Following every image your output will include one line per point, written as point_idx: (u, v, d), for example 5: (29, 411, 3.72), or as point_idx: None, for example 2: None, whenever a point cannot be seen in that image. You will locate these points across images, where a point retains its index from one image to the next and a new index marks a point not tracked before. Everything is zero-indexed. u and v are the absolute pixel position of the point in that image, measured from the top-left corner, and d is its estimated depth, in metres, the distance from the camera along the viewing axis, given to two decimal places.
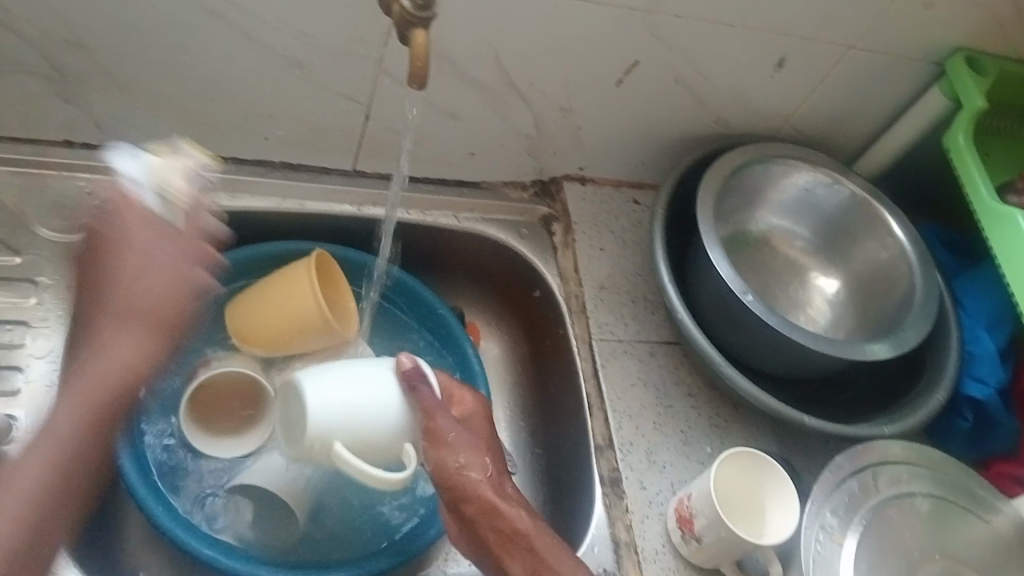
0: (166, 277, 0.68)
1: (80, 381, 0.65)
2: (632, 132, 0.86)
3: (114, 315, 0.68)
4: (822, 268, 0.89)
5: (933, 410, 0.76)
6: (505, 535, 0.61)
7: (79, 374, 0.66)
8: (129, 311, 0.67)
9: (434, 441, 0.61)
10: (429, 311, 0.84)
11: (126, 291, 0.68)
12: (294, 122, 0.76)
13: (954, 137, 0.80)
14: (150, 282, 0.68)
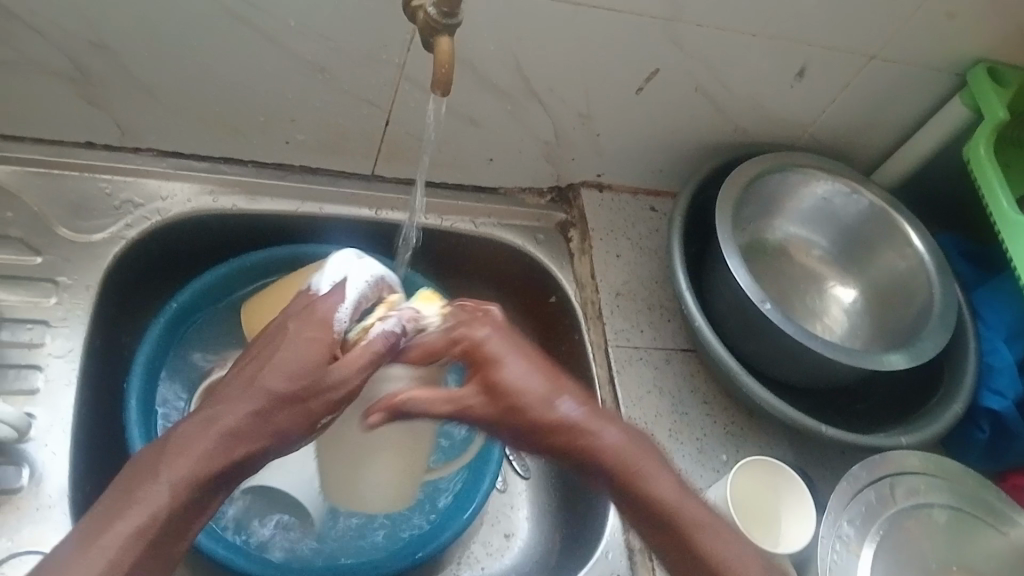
0: (319, 325, 0.51)
1: (190, 437, 0.48)
2: (651, 139, 0.86)
3: (246, 381, 0.50)
4: (839, 277, 0.89)
5: (951, 421, 0.75)
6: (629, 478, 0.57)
7: (194, 422, 0.49)
8: (268, 380, 0.49)
9: (481, 399, 0.55)
10: None
11: (271, 358, 0.50)
12: (315, 126, 0.77)
13: (975, 148, 0.80)
14: (303, 348, 0.50)
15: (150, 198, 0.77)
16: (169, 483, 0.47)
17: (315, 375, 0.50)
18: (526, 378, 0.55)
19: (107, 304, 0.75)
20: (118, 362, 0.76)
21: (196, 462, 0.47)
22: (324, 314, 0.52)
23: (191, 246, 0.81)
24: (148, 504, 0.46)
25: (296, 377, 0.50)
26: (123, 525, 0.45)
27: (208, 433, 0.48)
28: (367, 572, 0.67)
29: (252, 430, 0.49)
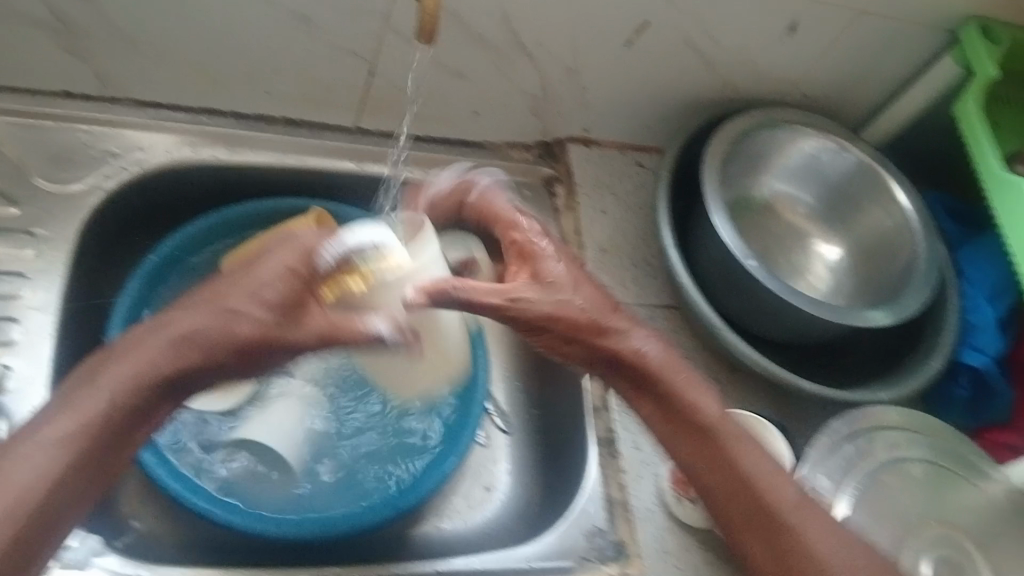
0: (295, 257, 0.55)
1: (150, 345, 0.52)
2: (638, 94, 0.85)
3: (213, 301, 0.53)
4: (825, 235, 0.89)
5: (930, 377, 0.76)
6: (665, 397, 0.63)
7: (160, 328, 0.53)
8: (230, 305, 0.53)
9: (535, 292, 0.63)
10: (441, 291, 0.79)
11: (241, 285, 0.54)
12: (297, 76, 0.76)
13: (964, 105, 0.79)
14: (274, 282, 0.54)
15: (129, 149, 0.76)
16: (115, 387, 0.50)
17: (272, 309, 0.53)
18: (586, 289, 0.64)
19: (87, 256, 0.74)
20: (99, 315, 0.76)
21: (148, 366, 0.51)
22: (305, 245, 0.56)
23: (172, 198, 0.80)
24: (82, 414, 0.49)
25: (255, 304, 0.53)
26: (69, 420, 0.49)
27: (167, 343, 0.52)
28: (350, 525, 0.66)
29: (208, 352, 0.52)
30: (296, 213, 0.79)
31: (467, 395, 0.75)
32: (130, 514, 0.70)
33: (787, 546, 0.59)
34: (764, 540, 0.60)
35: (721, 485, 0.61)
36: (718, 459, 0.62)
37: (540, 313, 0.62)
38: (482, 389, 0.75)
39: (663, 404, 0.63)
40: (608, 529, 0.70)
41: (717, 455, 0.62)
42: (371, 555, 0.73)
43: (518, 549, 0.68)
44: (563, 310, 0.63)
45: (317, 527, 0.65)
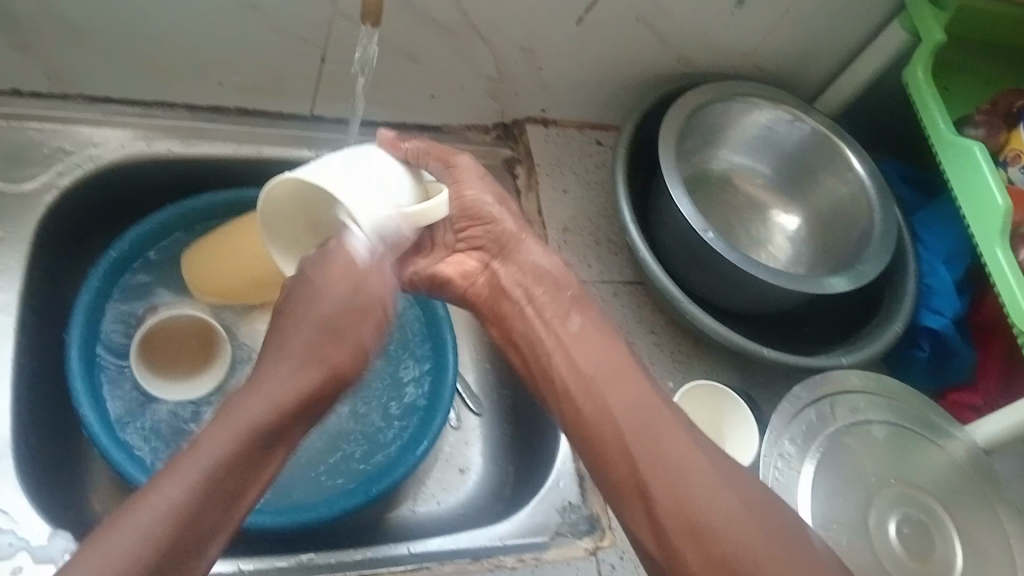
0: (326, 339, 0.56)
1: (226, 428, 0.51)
2: (593, 73, 0.86)
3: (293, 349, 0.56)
4: (782, 205, 0.90)
5: (891, 341, 0.77)
6: (497, 317, 0.67)
7: None
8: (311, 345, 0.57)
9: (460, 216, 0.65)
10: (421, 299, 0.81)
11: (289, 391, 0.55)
12: (250, 65, 0.75)
13: (912, 72, 0.80)
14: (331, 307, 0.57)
15: (82, 145, 0.75)
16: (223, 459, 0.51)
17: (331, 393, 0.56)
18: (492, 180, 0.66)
19: (45, 254, 0.74)
20: (57, 317, 0.75)
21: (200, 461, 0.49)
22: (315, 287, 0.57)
23: (126, 193, 0.79)
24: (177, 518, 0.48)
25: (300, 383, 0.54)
26: (174, 484, 0.49)
27: (261, 405, 0.53)
28: (328, 510, 0.66)
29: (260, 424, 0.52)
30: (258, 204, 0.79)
31: (439, 337, 0.79)
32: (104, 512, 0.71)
33: (650, 434, 0.56)
34: (619, 435, 0.57)
35: (577, 394, 0.60)
36: (568, 351, 0.62)
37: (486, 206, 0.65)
38: (449, 337, 0.78)
39: (536, 309, 0.65)
40: (580, 504, 0.71)
41: (584, 357, 0.61)
42: (347, 540, 0.73)
43: (494, 527, 0.69)
44: (489, 204, 0.65)
45: (291, 517, 0.65)
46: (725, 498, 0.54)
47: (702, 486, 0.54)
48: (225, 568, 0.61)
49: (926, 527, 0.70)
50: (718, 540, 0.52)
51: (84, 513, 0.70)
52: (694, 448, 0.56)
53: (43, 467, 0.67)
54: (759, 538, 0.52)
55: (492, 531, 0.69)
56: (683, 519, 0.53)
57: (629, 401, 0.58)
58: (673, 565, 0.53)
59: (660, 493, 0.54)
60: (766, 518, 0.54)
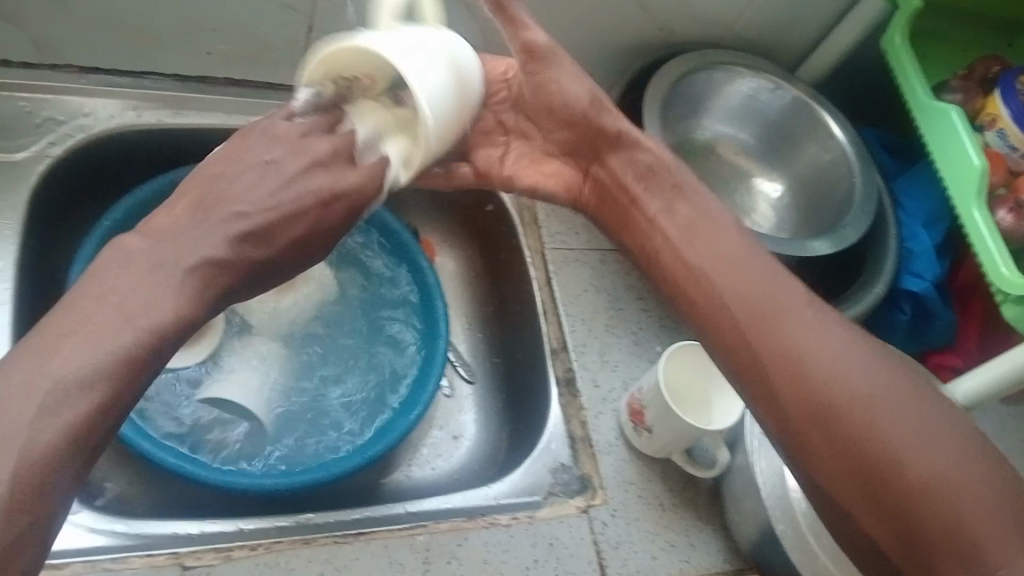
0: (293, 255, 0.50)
1: None
2: (577, 41, 0.86)
3: (202, 223, 0.46)
4: (764, 172, 0.92)
5: (872, 302, 0.79)
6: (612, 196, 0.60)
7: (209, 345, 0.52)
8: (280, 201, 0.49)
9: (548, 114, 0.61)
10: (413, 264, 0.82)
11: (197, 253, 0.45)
12: (238, 35, 0.76)
13: (891, 39, 0.81)
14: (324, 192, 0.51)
15: (72, 115, 0.75)
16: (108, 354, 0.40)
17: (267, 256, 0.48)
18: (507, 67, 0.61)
19: (36, 225, 0.74)
20: (50, 287, 0.75)
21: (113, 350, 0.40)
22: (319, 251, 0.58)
23: (116, 163, 0.79)
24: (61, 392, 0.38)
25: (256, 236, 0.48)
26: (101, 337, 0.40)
27: None
28: (323, 473, 0.67)
29: None
30: None
31: (429, 301, 0.80)
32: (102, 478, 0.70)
33: (763, 320, 0.48)
34: (736, 329, 0.49)
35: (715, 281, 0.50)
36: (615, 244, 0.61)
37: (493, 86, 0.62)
38: (440, 303, 0.79)
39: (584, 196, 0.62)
40: (572, 464, 0.73)
41: (679, 225, 0.54)
42: (343, 503, 0.74)
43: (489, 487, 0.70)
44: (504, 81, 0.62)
45: (290, 480, 0.66)
46: (857, 379, 0.45)
47: (834, 372, 0.45)
48: (225, 528, 0.62)
49: None
50: (853, 430, 0.44)
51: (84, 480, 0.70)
52: (817, 329, 0.47)
53: None
54: (896, 421, 0.44)
55: (487, 491, 0.70)
56: (807, 406, 0.45)
57: (743, 288, 0.49)
58: (803, 458, 0.46)
59: (781, 383, 0.46)
60: (911, 400, 0.45)
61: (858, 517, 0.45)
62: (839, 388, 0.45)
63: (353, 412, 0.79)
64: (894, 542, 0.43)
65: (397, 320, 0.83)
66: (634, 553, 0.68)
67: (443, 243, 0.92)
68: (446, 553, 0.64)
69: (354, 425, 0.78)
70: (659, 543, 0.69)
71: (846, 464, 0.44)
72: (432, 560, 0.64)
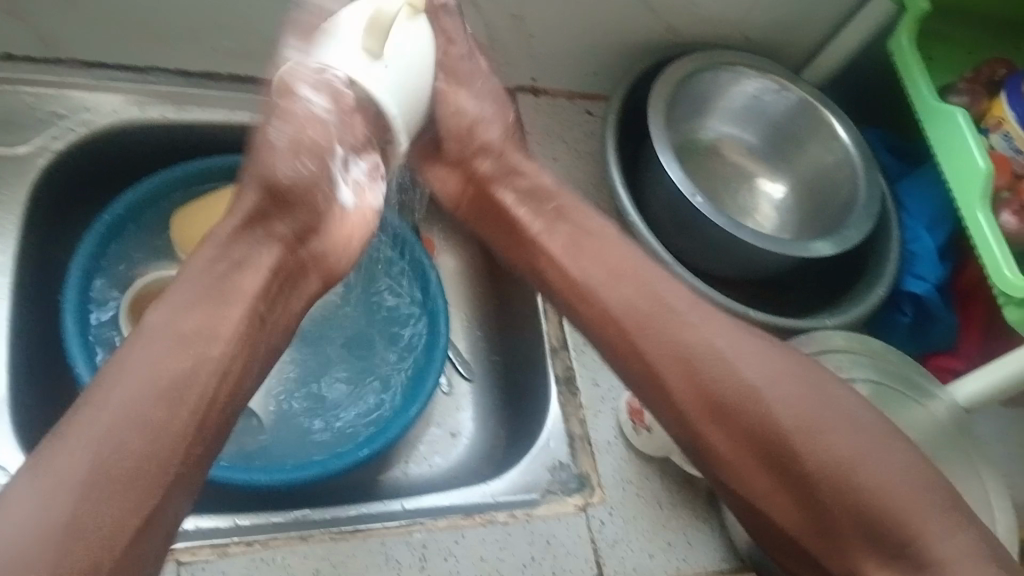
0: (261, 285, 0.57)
1: None
2: (581, 39, 0.86)
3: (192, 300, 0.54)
4: (768, 173, 0.92)
5: (875, 305, 0.79)
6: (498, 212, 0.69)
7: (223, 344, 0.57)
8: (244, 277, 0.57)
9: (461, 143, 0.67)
10: (416, 264, 0.80)
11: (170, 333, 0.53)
12: (242, 31, 0.76)
13: (897, 40, 0.81)
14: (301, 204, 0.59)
15: (76, 110, 0.75)
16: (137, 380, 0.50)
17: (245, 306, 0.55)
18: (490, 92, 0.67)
19: (39, 219, 0.74)
20: (52, 280, 0.76)
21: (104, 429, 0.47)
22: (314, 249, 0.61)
23: (118, 159, 0.80)
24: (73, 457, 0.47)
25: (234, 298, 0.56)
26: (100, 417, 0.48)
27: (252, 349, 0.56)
28: (321, 470, 0.67)
29: None
30: (250, 169, 0.80)
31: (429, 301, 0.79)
32: None
33: (655, 323, 0.59)
34: (623, 332, 0.60)
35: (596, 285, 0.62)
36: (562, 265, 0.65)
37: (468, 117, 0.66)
38: (440, 305, 0.78)
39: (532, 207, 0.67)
40: (570, 462, 0.73)
41: (564, 244, 0.65)
42: (340, 498, 0.74)
43: (488, 485, 0.70)
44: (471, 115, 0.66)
45: (287, 475, 0.66)
46: (745, 370, 0.55)
47: (721, 363, 0.56)
48: (221, 523, 0.63)
49: None
50: (747, 416, 0.54)
51: None
52: (704, 323, 0.58)
53: (40, 427, 0.68)
54: (786, 403, 0.54)
55: (484, 489, 0.70)
56: (702, 398, 0.56)
57: (630, 297, 0.61)
58: (699, 444, 0.56)
59: (673, 376, 0.57)
60: (802, 388, 0.55)
61: (762, 489, 0.54)
62: (729, 379, 0.55)
63: (352, 408, 0.79)
64: (804, 518, 0.52)
65: (397, 318, 0.83)
66: (630, 552, 0.68)
67: (445, 240, 0.91)
68: (443, 550, 0.64)
69: (353, 420, 0.78)
70: (657, 543, 0.69)
71: (748, 444, 0.54)
72: (429, 558, 0.64)
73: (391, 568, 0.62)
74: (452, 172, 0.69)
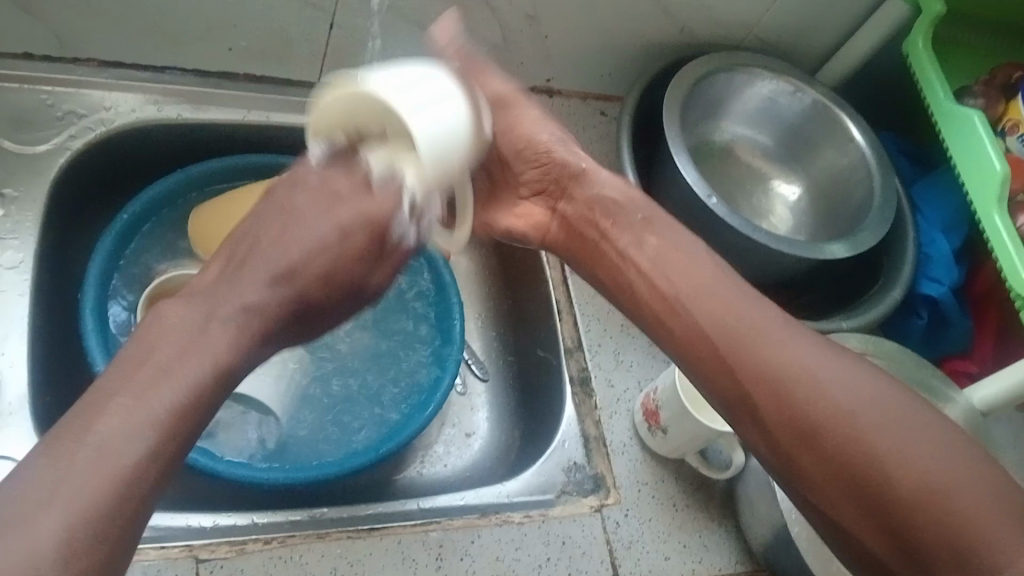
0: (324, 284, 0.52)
1: None
2: (597, 40, 0.86)
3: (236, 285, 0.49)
4: (782, 175, 0.92)
5: (890, 307, 0.79)
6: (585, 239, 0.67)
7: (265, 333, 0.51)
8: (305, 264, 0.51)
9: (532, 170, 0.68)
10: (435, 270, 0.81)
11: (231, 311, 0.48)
12: (259, 32, 0.76)
13: (912, 43, 0.81)
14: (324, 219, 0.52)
15: (93, 109, 0.75)
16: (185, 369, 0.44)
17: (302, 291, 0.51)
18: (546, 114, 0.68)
19: (56, 218, 0.74)
20: (69, 279, 0.76)
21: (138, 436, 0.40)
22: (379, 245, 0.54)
23: (135, 158, 0.80)
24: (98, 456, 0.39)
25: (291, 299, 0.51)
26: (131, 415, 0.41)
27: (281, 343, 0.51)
28: (339, 469, 0.67)
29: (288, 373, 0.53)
30: (266, 169, 0.80)
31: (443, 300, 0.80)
32: None
33: (746, 344, 0.53)
34: (712, 350, 0.55)
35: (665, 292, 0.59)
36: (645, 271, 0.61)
37: (541, 143, 0.66)
38: (455, 305, 0.79)
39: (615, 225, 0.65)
40: (585, 463, 0.73)
41: (652, 258, 0.61)
42: (354, 498, 0.74)
43: (502, 485, 0.70)
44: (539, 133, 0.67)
45: (304, 475, 0.66)
46: (837, 396, 0.50)
47: (809, 386, 0.51)
48: (239, 521, 0.63)
49: None
50: (836, 443, 0.49)
51: None
52: (797, 345, 0.52)
53: (58, 426, 0.68)
54: (881, 431, 0.48)
55: (500, 489, 0.70)
56: (792, 427, 0.50)
57: (718, 315, 0.55)
58: (793, 475, 0.51)
59: (762, 400, 0.52)
60: (910, 421, 0.49)
61: (858, 526, 0.49)
62: (814, 400, 0.50)
63: (366, 409, 0.79)
64: (899, 554, 0.47)
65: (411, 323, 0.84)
66: (646, 553, 0.68)
67: None
68: (459, 550, 0.64)
69: (367, 422, 0.78)
70: (672, 544, 0.69)
71: (843, 479, 0.49)
72: (445, 557, 0.64)
73: (408, 567, 0.62)
74: (530, 203, 0.70)
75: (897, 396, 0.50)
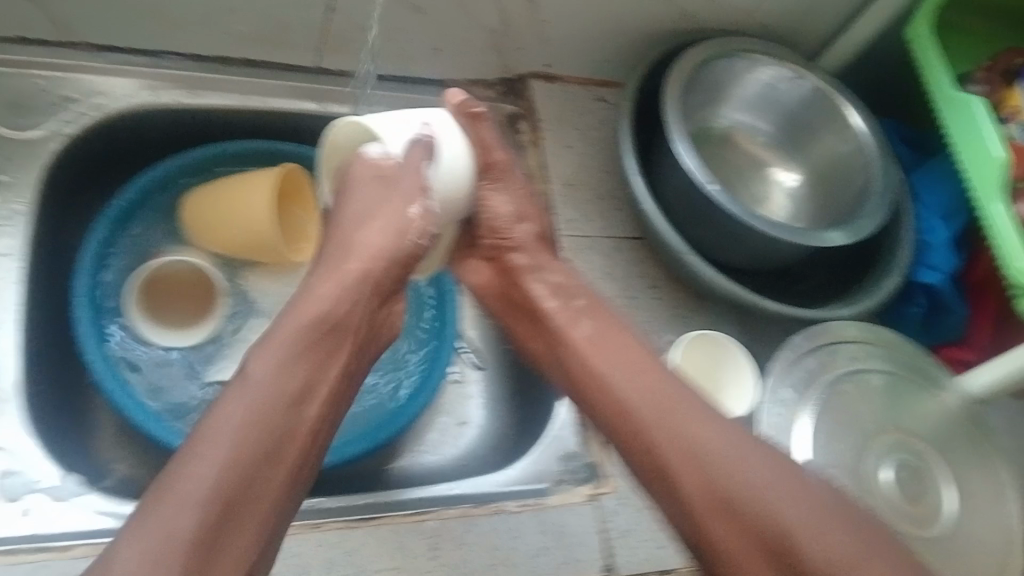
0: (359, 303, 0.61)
1: None
2: (597, 25, 0.85)
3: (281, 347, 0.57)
4: (782, 162, 0.91)
5: (889, 294, 0.77)
6: (528, 318, 0.72)
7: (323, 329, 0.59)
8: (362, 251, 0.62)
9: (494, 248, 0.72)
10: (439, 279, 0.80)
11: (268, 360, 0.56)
12: (254, 16, 0.75)
13: (916, 28, 0.80)
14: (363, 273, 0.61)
15: (87, 94, 0.75)
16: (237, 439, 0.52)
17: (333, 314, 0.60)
18: (521, 193, 0.71)
19: (50, 202, 0.74)
20: (64, 265, 0.76)
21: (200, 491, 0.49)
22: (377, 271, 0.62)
23: (130, 142, 0.79)
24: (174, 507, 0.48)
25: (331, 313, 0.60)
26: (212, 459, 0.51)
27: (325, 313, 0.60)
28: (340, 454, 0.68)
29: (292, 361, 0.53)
30: (261, 155, 0.79)
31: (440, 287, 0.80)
32: (111, 457, 0.71)
33: (669, 421, 0.59)
34: (638, 429, 0.60)
35: (594, 375, 0.65)
36: (584, 349, 0.66)
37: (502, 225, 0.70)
38: (451, 294, 0.79)
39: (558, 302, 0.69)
40: (581, 452, 0.72)
41: (587, 340, 0.67)
42: (351, 485, 0.75)
43: (496, 474, 0.70)
44: (506, 219, 0.70)
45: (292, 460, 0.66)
46: (750, 473, 0.56)
47: (724, 465, 0.56)
48: None
49: (920, 474, 0.72)
50: (749, 513, 0.54)
51: (96, 458, 0.71)
52: (715, 428, 0.58)
53: (53, 411, 0.68)
54: (786, 504, 0.54)
55: (496, 478, 0.70)
56: (714, 500, 0.55)
57: (642, 393, 0.61)
58: (709, 546, 0.55)
59: (686, 476, 0.57)
60: (817, 499, 0.54)
61: None
62: (731, 476, 0.55)
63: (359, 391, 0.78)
64: None
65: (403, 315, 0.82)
66: (642, 542, 0.68)
67: None
68: (454, 538, 0.64)
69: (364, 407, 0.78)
70: (668, 533, 0.69)
71: (758, 549, 0.53)
72: (440, 545, 0.64)
73: (402, 556, 0.62)
74: (485, 267, 0.74)
75: (795, 475, 0.56)
